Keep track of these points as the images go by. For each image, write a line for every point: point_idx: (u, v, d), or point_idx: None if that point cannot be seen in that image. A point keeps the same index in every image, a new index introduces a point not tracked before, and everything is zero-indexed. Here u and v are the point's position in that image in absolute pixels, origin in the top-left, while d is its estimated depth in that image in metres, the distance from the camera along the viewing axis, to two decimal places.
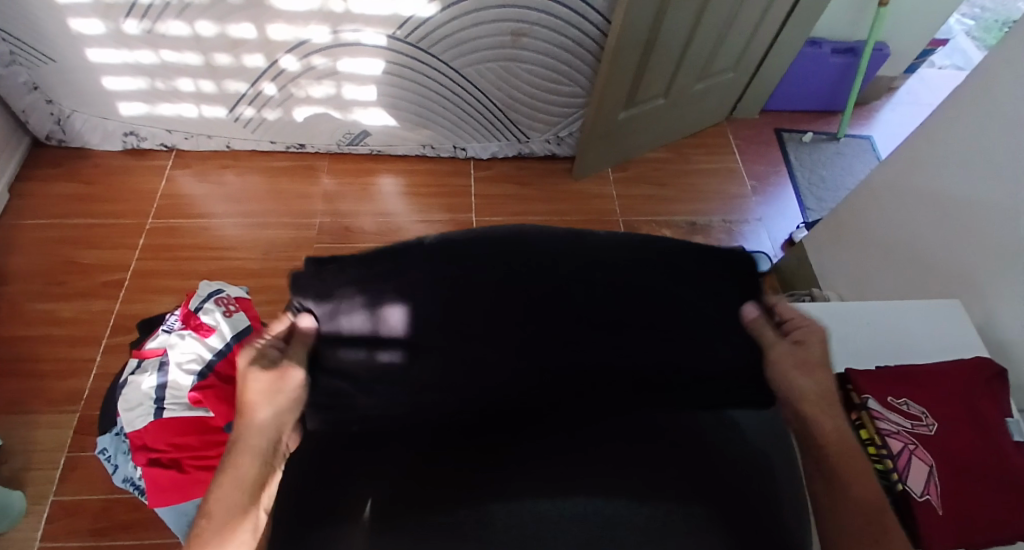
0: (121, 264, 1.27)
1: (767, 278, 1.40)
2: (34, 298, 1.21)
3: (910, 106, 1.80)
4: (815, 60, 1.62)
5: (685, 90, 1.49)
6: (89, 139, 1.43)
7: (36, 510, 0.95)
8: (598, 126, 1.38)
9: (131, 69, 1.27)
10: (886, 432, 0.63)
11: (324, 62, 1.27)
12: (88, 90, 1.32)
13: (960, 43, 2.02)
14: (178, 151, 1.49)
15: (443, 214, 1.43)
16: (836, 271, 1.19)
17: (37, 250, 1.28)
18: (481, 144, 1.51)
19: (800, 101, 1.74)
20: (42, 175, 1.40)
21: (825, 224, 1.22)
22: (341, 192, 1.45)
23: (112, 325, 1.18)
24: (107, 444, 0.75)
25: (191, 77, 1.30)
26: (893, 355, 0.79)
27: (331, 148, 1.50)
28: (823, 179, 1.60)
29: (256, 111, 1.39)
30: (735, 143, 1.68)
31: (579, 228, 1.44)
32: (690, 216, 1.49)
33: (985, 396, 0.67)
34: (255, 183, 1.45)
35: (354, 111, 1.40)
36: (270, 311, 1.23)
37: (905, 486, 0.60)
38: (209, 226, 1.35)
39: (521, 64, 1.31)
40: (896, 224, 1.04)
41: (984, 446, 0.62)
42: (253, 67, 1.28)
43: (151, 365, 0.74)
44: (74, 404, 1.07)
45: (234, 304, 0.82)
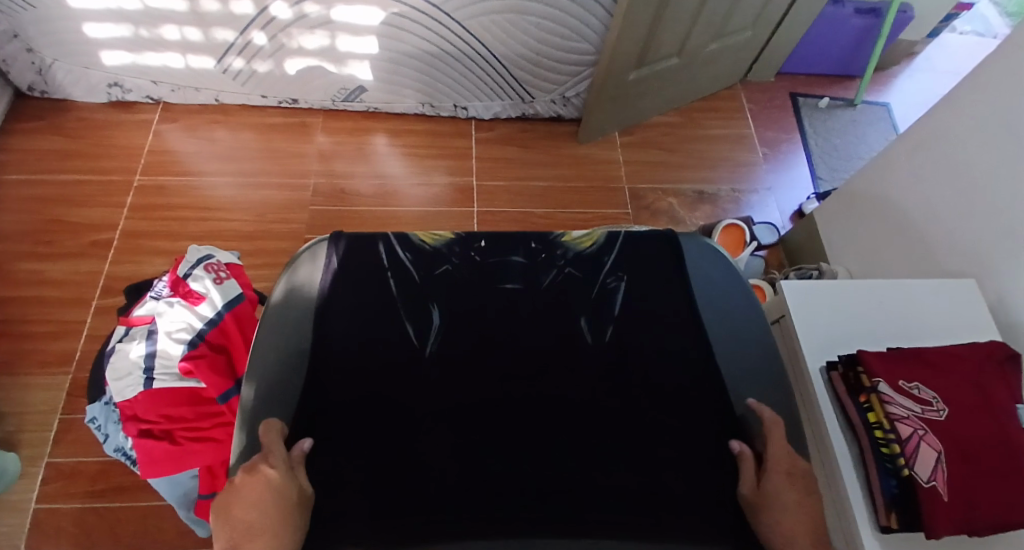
0: (109, 223, 1.23)
1: (773, 250, 1.37)
2: (20, 257, 1.17)
3: (931, 72, 1.72)
4: (837, 20, 1.53)
5: (699, 49, 1.41)
6: (72, 91, 1.36)
7: (31, 471, 0.95)
8: (606, 88, 1.32)
9: (112, 14, 1.19)
10: (895, 416, 0.61)
11: (317, 10, 1.19)
12: (67, 38, 1.24)
13: (986, 7, 1.91)
14: (166, 105, 1.42)
15: (442, 177, 1.38)
16: (845, 246, 1.15)
17: (21, 207, 1.23)
18: (483, 103, 1.44)
19: (818, 64, 1.66)
20: (24, 128, 1.34)
21: (838, 196, 1.18)
22: (336, 151, 1.40)
23: (102, 287, 1.15)
24: (97, 413, 0.73)
25: (176, 25, 1.22)
26: (906, 336, 0.76)
27: (325, 104, 1.43)
28: (836, 148, 1.55)
29: (246, 62, 1.31)
30: (748, 107, 1.61)
31: (583, 194, 1.39)
32: (697, 184, 1.44)
33: (997, 382, 0.65)
34: (246, 140, 1.39)
35: (349, 65, 1.32)
36: (264, 275, 1.20)
37: (913, 471, 0.58)
38: (199, 185, 1.30)
39: (527, 18, 1.23)
40: (912, 198, 1.00)
41: (993, 432, 0.61)
42: (241, 14, 1.19)
43: (140, 333, 0.71)
44: (66, 366, 1.06)
45: (225, 270, 0.79)
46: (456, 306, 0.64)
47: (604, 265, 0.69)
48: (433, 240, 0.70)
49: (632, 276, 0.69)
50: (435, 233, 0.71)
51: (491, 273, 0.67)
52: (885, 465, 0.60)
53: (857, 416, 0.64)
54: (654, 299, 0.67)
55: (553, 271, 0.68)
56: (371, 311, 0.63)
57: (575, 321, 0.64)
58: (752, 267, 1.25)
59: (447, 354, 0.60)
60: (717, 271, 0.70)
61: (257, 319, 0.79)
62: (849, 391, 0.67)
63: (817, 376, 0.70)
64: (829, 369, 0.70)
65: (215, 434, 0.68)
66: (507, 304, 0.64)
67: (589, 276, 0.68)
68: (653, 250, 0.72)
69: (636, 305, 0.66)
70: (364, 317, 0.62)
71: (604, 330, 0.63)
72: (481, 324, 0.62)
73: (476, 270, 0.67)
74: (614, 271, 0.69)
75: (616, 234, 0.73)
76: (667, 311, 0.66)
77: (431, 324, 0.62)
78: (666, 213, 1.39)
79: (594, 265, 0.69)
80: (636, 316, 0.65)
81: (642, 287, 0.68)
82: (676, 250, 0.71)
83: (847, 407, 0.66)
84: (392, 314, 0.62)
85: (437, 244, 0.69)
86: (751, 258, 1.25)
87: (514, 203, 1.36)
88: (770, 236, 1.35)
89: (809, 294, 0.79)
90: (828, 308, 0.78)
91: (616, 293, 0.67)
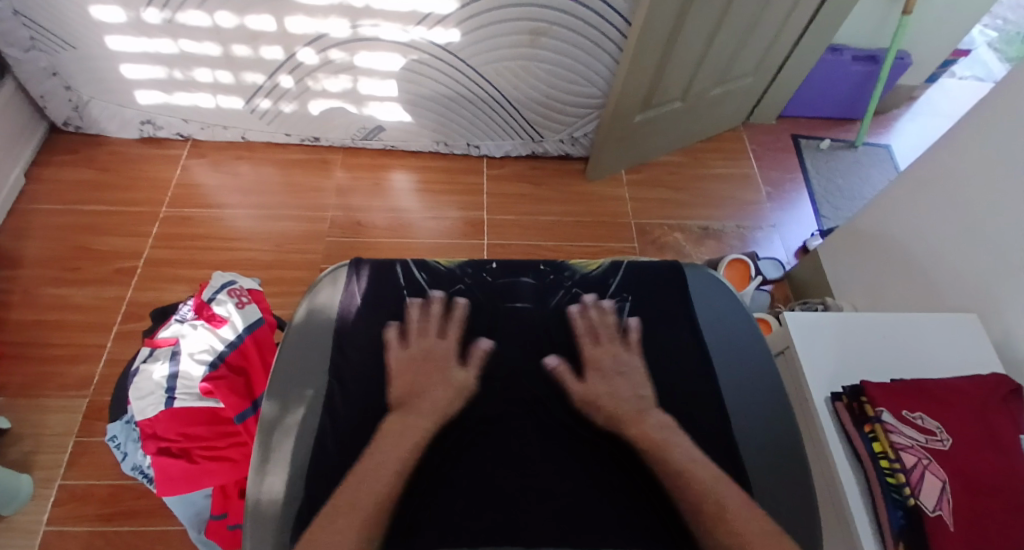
0: (134, 252, 1.28)
1: (779, 286, 1.39)
2: (48, 283, 1.22)
3: (930, 117, 1.77)
4: (836, 67, 1.60)
5: (703, 94, 1.48)
6: (106, 126, 1.44)
7: (43, 493, 0.96)
8: (613, 128, 1.37)
9: (150, 57, 1.28)
10: (900, 446, 0.62)
11: (341, 56, 1.27)
12: (106, 78, 1.33)
13: (983, 54, 1.98)
14: (193, 141, 1.49)
15: (454, 211, 1.43)
16: (850, 282, 1.17)
17: (52, 236, 1.29)
18: (495, 142, 1.51)
19: (818, 108, 1.72)
20: (59, 160, 1.41)
21: (841, 233, 1.20)
22: (353, 186, 1.45)
23: (124, 313, 1.19)
24: (118, 432, 0.75)
25: (209, 68, 1.30)
26: (911, 369, 0.77)
27: (345, 142, 1.50)
28: (840, 187, 1.58)
29: (273, 103, 1.39)
30: (751, 148, 1.66)
31: (590, 229, 1.43)
32: (703, 221, 1.48)
33: (1002, 415, 0.66)
34: (267, 175, 1.45)
35: (369, 106, 1.39)
36: (280, 303, 1.23)
37: (919, 501, 0.58)
38: (221, 217, 1.36)
39: (538, 64, 1.30)
40: (916, 237, 1.02)
41: (999, 463, 0.61)
42: (270, 58, 1.28)
43: (163, 354, 0.74)
44: (84, 389, 1.08)
45: (247, 296, 0.82)
46: (466, 321, 0.66)
47: (609, 287, 0.72)
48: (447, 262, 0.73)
49: (637, 297, 0.71)
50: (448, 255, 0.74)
51: (500, 291, 0.70)
52: (892, 496, 0.60)
53: (862, 447, 0.65)
54: (658, 319, 0.69)
55: (560, 292, 0.70)
56: (386, 322, 0.65)
57: (582, 336, 0.66)
58: (759, 302, 1.26)
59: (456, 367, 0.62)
60: (720, 296, 0.72)
61: (274, 343, 0.82)
62: (853, 422, 0.67)
63: (822, 407, 0.71)
64: (834, 400, 0.71)
65: (230, 454, 0.70)
66: (516, 319, 0.67)
67: (595, 298, 0.70)
68: (659, 274, 0.74)
69: (641, 324, 0.68)
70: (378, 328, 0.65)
71: (610, 347, 0.65)
72: (490, 335, 0.65)
73: (487, 290, 0.69)
74: (618, 293, 0.71)
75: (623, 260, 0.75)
76: (672, 328, 0.68)
77: (441, 337, 0.64)
78: (673, 247, 1.42)
79: (600, 288, 0.71)
80: (641, 332, 0.67)
81: (646, 308, 0.70)
82: (680, 276, 0.74)
83: (852, 437, 0.66)
84: (404, 328, 0.65)
85: (452, 265, 0.72)
86: (757, 293, 1.27)
87: (523, 236, 1.40)
88: (774, 271, 1.38)
89: (813, 327, 0.80)
90: (832, 341, 0.79)
91: (621, 313, 0.69)
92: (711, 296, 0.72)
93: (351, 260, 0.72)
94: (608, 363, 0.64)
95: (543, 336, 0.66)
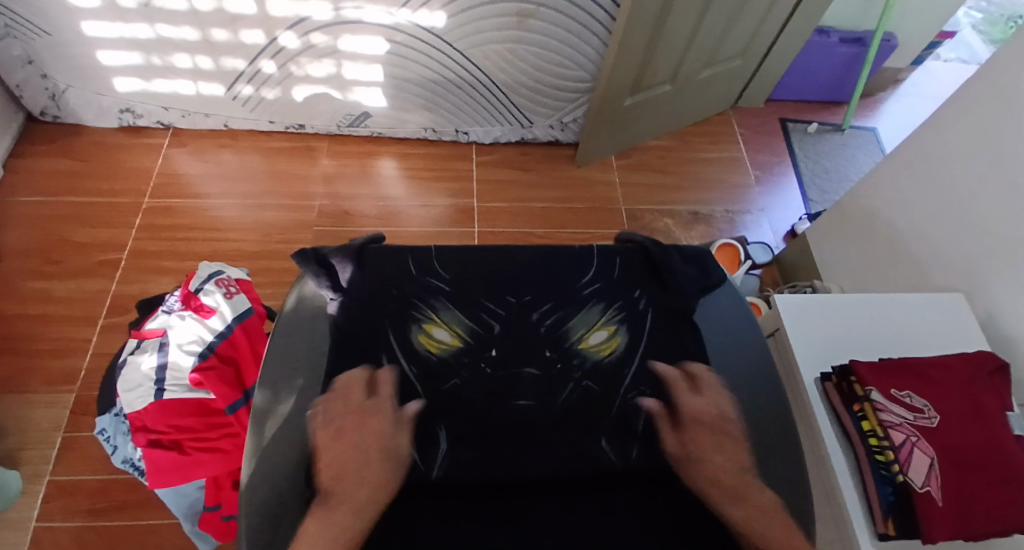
0: (117, 244, 1.26)
1: (768, 269, 1.40)
2: (29, 276, 1.19)
3: (916, 99, 1.79)
4: (823, 50, 1.60)
5: (691, 77, 1.47)
6: (84, 116, 1.40)
7: (33, 489, 0.95)
8: (602, 112, 1.36)
9: (127, 43, 1.24)
10: (888, 423, 0.63)
11: (325, 40, 1.24)
12: (82, 65, 1.29)
13: (968, 36, 1.99)
14: (175, 130, 1.46)
15: (443, 198, 1.42)
16: (837, 264, 1.19)
17: (32, 228, 1.26)
18: (483, 128, 1.49)
19: (806, 91, 1.72)
20: (36, 151, 1.37)
21: (829, 215, 1.21)
22: (340, 174, 1.43)
23: (109, 306, 1.17)
24: (107, 425, 0.74)
25: (188, 53, 1.27)
26: (897, 348, 0.78)
27: (330, 129, 1.48)
28: (826, 170, 1.60)
29: (255, 89, 1.36)
30: (739, 132, 1.66)
31: (581, 215, 1.43)
32: (693, 205, 1.48)
33: (987, 391, 0.67)
34: (252, 163, 1.42)
35: (354, 91, 1.37)
36: (269, 293, 1.22)
37: (908, 477, 0.60)
38: (205, 207, 1.34)
39: (527, 47, 1.29)
40: (903, 218, 1.03)
41: (985, 439, 0.62)
42: (251, 43, 1.24)
43: (151, 346, 0.73)
44: (70, 384, 1.06)
45: (235, 285, 0.81)
46: (466, 420, 0.59)
47: (624, 379, 0.64)
48: (439, 349, 0.64)
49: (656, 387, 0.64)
50: (440, 338, 0.65)
51: (504, 382, 0.63)
52: (881, 472, 0.61)
53: (852, 426, 0.66)
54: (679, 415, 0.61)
55: (569, 385, 0.63)
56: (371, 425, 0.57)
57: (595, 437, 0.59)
58: (748, 285, 1.27)
59: (456, 480, 0.54)
60: (740, 355, 0.67)
61: (264, 333, 0.81)
62: (843, 402, 0.68)
63: (812, 387, 0.72)
64: (824, 380, 0.72)
65: (222, 445, 0.70)
66: (522, 425, 0.60)
67: (610, 391, 0.63)
68: (669, 337, 0.68)
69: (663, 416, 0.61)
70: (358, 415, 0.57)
71: (628, 448, 0.58)
72: (493, 430, 0.59)
73: (486, 385, 0.62)
74: (635, 385, 0.64)
75: (638, 340, 0.67)
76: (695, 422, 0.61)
77: (436, 449, 0.56)
78: (663, 232, 1.42)
79: (614, 380, 0.64)
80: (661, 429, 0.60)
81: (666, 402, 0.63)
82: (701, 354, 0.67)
83: (842, 415, 0.68)
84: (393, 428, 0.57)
85: (445, 353, 0.64)
86: (747, 276, 1.28)
87: (514, 223, 1.39)
88: (763, 256, 1.38)
89: (802, 307, 0.81)
90: (822, 322, 0.80)
91: (639, 413, 0.61)
92: (735, 367, 0.66)
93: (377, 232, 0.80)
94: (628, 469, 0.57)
95: (552, 432, 0.59)
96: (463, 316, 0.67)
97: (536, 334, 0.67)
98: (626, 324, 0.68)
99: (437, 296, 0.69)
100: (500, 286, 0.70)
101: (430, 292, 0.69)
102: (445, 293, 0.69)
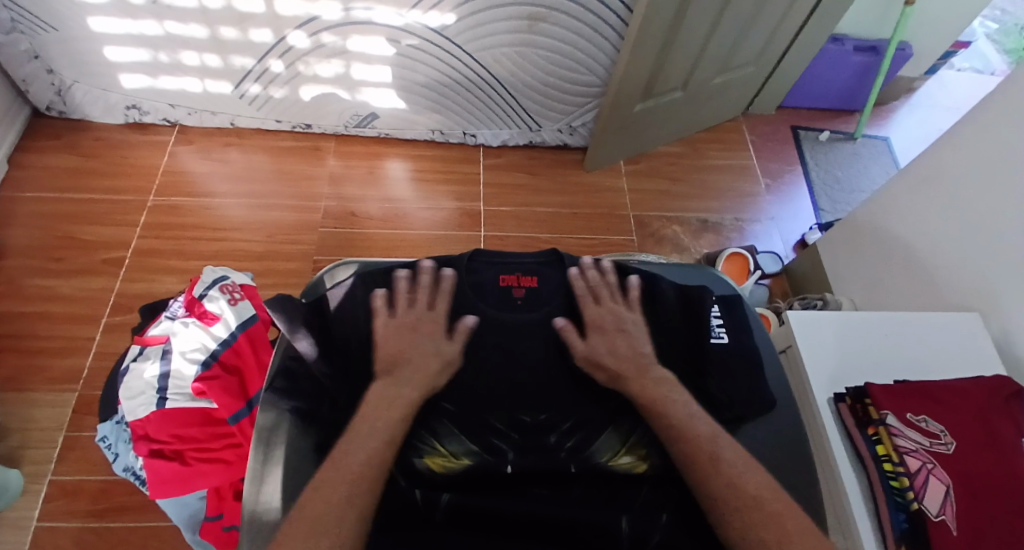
0: (122, 241, 1.25)
1: (777, 280, 1.39)
2: (33, 273, 1.18)
3: (929, 109, 1.76)
4: (837, 57, 1.58)
5: (703, 83, 1.45)
6: (91, 112, 1.40)
7: (33, 489, 0.94)
8: (612, 118, 1.35)
9: (135, 40, 1.23)
10: (904, 450, 0.62)
11: (334, 39, 1.23)
12: (91, 61, 1.28)
13: (983, 45, 1.96)
14: (181, 127, 1.45)
15: (450, 202, 1.41)
16: (848, 278, 1.17)
17: (37, 225, 1.25)
18: (491, 131, 1.48)
19: (818, 99, 1.70)
20: (41, 146, 1.37)
21: (840, 226, 1.20)
22: (347, 175, 1.42)
23: (112, 304, 1.16)
24: (108, 432, 0.74)
25: (196, 51, 1.26)
26: (909, 370, 0.77)
27: (337, 129, 1.47)
28: (838, 180, 1.58)
29: (263, 88, 1.35)
30: (750, 139, 1.64)
31: (588, 220, 1.41)
32: (702, 213, 1.47)
33: (1007, 418, 0.65)
34: (258, 162, 1.42)
35: (363, 92, 1.36)
36: (273, 295, 1.21)
37: (922, 505, 0.58)
38: (211, 206, 1.33)
39: (537, 51, 1.27)
40: (917, 235, 1.01)
41: (1001, 466, 0.61)
42: (260, 42, 1.23)
43: (154, 353, 0.72)
44: (73, 383, 1.06)
45: (240, 291, 0.80)
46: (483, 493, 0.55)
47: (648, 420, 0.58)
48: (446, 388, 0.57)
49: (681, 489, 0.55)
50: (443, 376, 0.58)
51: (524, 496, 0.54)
52: (895, 499, 0.60)
53: (866, 449, 0.65)
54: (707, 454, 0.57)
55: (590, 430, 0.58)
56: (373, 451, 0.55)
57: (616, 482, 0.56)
58: (757, 295, 1.26)
59: (461, 514, 0.52)
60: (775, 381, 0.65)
61: (269, 341, 0.81)
62: (857, 425, 0.67)
63: (826, 407, 0.71)
64: (838, 401, 0.71)
65: (224, 456, 0.70)
66: (543, 524, 0.52)
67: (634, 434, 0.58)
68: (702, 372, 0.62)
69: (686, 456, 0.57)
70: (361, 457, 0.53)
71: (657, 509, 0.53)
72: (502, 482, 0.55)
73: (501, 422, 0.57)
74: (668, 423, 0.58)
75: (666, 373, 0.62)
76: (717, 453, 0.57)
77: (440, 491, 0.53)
78: (671, 240, 1.41)
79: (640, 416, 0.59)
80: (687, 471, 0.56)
81: None
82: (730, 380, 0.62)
83: (856, 438, 0.67)
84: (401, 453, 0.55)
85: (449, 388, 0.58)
86: (755, 287, 1.27)
87: (520, 228, 1.38)
88: (773, 266, 1.37)
89: (816, 324, 0.80)
90: (835, 340, 0.79)
91: (661, 508, 0.54)
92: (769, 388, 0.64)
93: (339, 262, 0.71)
94: (648, 525, 0.52)
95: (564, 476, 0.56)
96: (472, 443, 0.56)
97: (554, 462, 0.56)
98: (656, 447, 0.57)
99: (438, 418, 0.57)
100: (510, 398, 0.58)
101: (430, 414, 0.57)
102: (447, 411, 0.58)
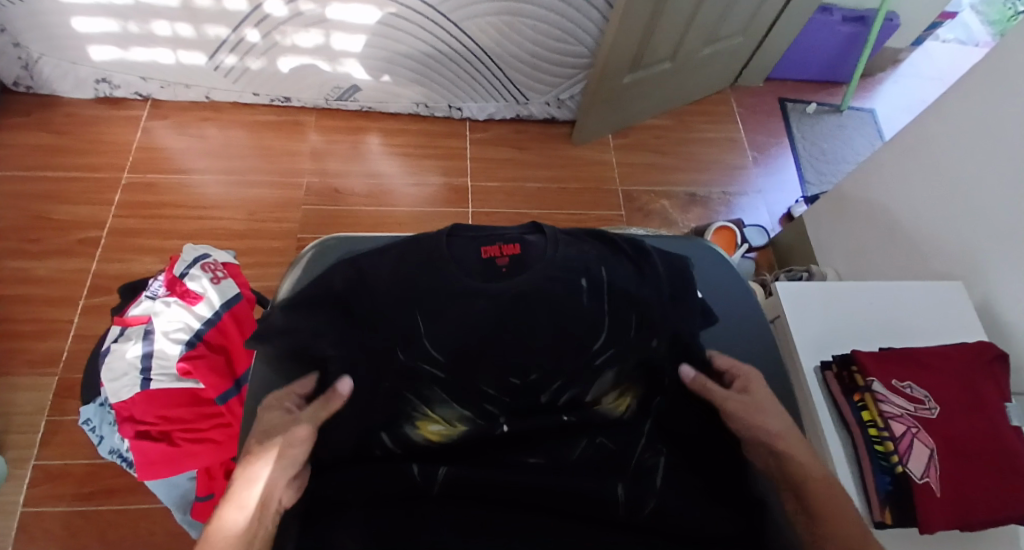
0: (98, 221, 1.21)
1: (763, 252, 1.40)
2: (6, 255, 1.14)
3: (914, 80, 1.76)
4: (825, 27, 1.56)
5: (692, 54, 1.43)
6: (58, 86, 1.33)
7: (18, 474, 0.93)
8: (601, 90, 1.33)
9: (102, 9, 1.17)
10: (889, 415, 0.64)
11: (312, 8, 1.18)
12: (56, 32, 1.22)
13: (968, 16, 1.96)
14: (155, 102, 1.39)
15: (436, 177, 1.38)
16: (834, 249, 1.18)
17: (6, 205, 1.20)
18: (478, 104, 1.44)
19: (806, 70, 1.69)
20: (7, 123, 1.30)
21: (827, 197, 1.20)
22: (330, 150, 1.39)
23: (91, 286, 1.13)
24: (91, 415, 0.73)
25: (167, 20, 1.20)
26: (893, 337, 0.78)
27: (318, 103, 1.42)
28: (823, 151, 1.58)
29: (239, 59, 1.29)
30: (738, 112, 1.63)
31: (576, 195, 1.40)
32: (690, 186, 1.46)
33: (987, 382, 0.67)
34: (236, 137, 1.37)
35: (344, 63, 1.31)
36: (257, 274, 1.19)
37: (907, 468, 0.60)
38: (189, 183, 1.28)
39: (524, 20, 1.24)
40: (902, 204, 1.01)
41: (986, 430, 0.62)
42: (234, 10, 1.18)
43: (136, 333, 0.71)
44: (54, 367, 1.03)
45: (222, 270, 0.78)
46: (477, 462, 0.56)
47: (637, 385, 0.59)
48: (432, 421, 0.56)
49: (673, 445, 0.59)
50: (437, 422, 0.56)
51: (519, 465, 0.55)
52: (879, 462, 0.62)
53: (851, 415, 0.66)
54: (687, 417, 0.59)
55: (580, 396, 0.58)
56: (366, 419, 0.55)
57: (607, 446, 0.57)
58: (744, 268, 1.27)
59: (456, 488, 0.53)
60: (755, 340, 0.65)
61: (254, 319, 0.80)
62: (844, 392, 0.68)
63: (812, 376, 0.72)
64: (824, 369, 0.72)
65: (213, 436, 0.69)
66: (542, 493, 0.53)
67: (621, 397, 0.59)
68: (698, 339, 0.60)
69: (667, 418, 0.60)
70: (351, 424, 0.55)
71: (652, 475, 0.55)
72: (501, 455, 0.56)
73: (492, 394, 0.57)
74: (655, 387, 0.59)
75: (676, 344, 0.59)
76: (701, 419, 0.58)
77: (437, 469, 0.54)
78: (660, 214, 1.40)
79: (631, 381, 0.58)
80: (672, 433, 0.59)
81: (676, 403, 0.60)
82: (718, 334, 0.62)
83: (842, 405, 0.68)
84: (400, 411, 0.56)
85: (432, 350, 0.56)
86: (743, 260, 1.28)
87: (509, 203, 1.36)
88: (761, 239, 1.37)
89: (803, 295, 0.81)
90: (822, 309, 0.80)
91: (655, 471, 0.55)
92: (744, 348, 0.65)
93: (318, 243, 0.70)
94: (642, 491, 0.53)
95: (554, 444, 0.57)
96: (466, 410, 0.57)
97: (549, 419, 0.58)
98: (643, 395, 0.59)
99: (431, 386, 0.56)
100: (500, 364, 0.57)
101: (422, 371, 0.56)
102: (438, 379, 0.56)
